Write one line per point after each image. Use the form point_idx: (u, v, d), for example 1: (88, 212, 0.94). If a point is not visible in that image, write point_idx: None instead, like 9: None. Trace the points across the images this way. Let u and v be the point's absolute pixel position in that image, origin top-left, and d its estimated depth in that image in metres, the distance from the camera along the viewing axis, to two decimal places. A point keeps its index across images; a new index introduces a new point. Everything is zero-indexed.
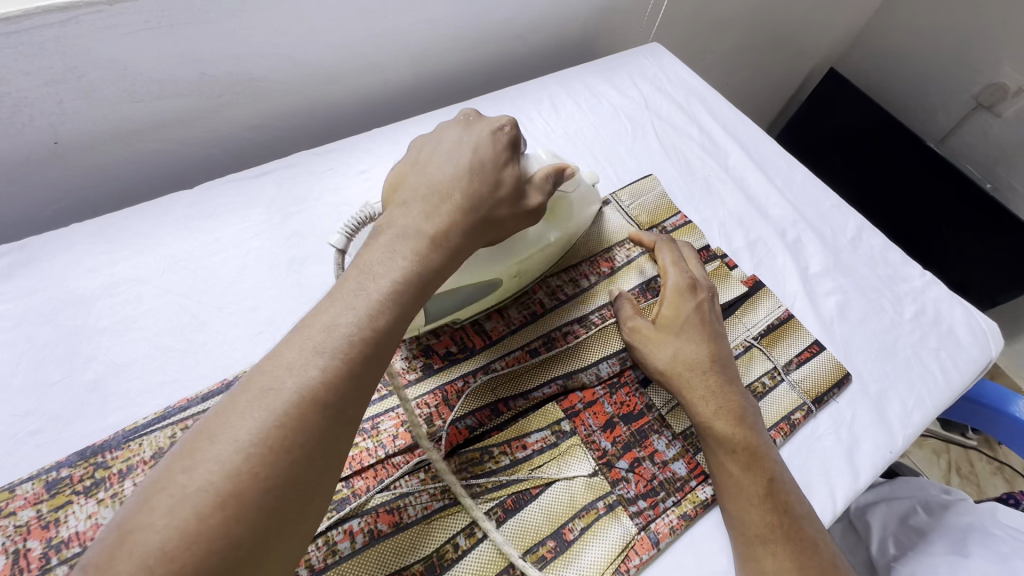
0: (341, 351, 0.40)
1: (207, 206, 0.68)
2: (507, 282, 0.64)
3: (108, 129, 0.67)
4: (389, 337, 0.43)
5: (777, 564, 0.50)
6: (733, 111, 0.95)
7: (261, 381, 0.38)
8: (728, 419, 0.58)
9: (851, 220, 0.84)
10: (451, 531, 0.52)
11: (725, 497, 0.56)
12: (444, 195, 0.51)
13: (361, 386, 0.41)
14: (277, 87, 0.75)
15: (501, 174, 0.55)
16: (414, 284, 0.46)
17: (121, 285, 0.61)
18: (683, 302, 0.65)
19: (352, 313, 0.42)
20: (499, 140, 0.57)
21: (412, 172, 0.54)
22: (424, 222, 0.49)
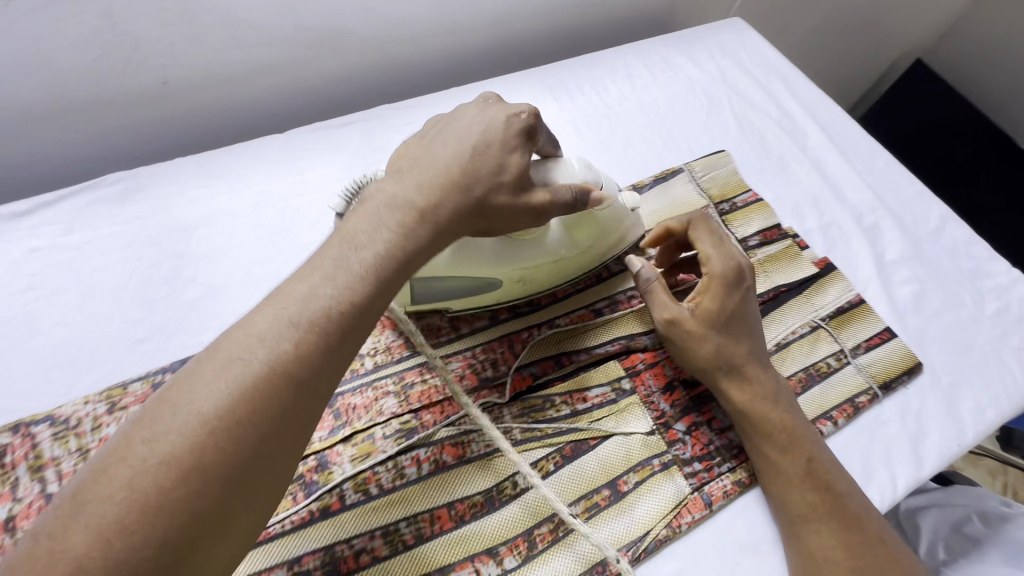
0: (313, 324, 0.38)
1: (295, 151, 0.72)
2: (511, 285, 0.61)
3: (211, 73, 0.72)
4: (369, 310, 0.40)
5: (817, 541, 0.51)
6: (816, 92, 0.92)
7: (227, 350, 0.36)
8: (766, 401, 0.57)
9: (935, 210, 0.80)
10: (511, 470, 0.55)
11: (765, 477, 0.56)
12: (439, 177, 0.46)
13: (335, 361, 0.39)
14: (364, 42, 0.78)
15: (507, 159, 0.49)
16: (400, 257, 0.42)
17: (218, 217, 0.66)
18: (724, 294, 0.60)
19: (330, 284, 0.39)
20: (513, 126, 0.50)
21: (417, 149, 0.49)
22: (416, 200, 0.44)
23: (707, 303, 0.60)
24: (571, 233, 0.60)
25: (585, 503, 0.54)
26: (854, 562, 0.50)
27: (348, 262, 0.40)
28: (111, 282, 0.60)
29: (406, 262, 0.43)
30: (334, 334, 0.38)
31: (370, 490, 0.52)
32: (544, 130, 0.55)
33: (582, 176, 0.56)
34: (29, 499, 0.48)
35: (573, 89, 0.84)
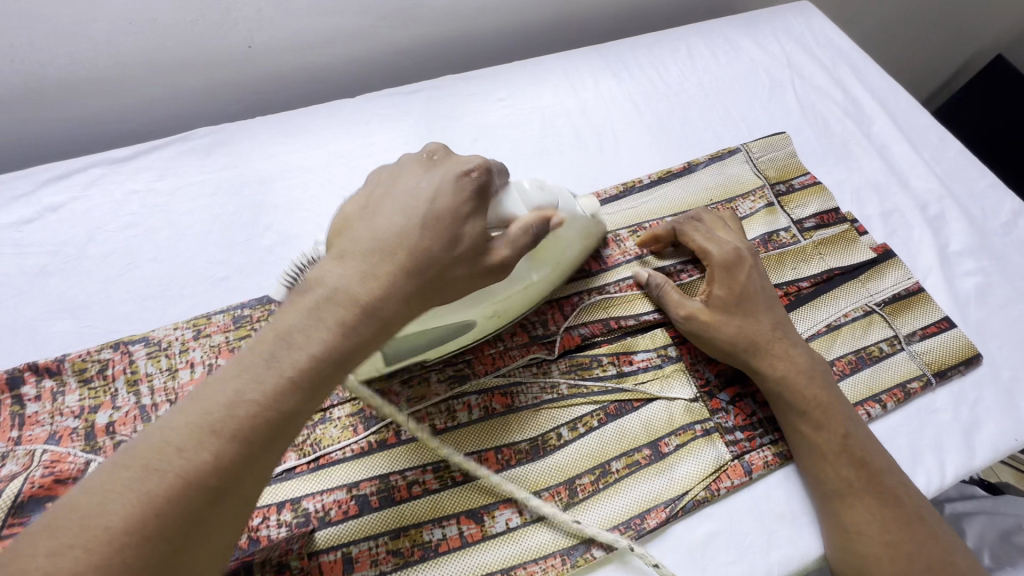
0: (236, 432, 0.37)
1: (366, 114, 0.76)
2: (484, 322, 0.56)
3: (291, 39, 0.76)
4: (297, 414, 0.40)
5: (855, 518, 0.52)
6: (885, 77, 0.89)
7: (146, 455, 0.36)
8: (802, 376, 0.57)
9: (1007, 203, 0.77)
10: (556, 422, 0.57)
11: (800, 453, 0.56)
12: (384, 256, 0.43)
13: (258, 468, 0.39)
14: (434, 14, 0.81)
15: (460, 229, 0.46)
16: (335, 357, 0.41)
17: (294, 172, 0.71)
18: (730, 277, 0.61)
19: (258, 387, 0.38)
20: (463, 187, 0.47)
21: (360, 217, 0.46)
22: (357, 285, 0.42)
23: (718, 288, 0.61)
24: (535, 256, 0.56)
25: (626, 460, 0.56)
26: (891, 538, 0.50)
27: (276, 364, 0.39)
28: (198, 225, 0.66)
29: (341, 365, 0.41)
30: (259, 441, 0.38)
31: (424, 428, 0.56)
32: (494, 168, 0.50)
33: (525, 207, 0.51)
34: (126, 408, 0.54)
35: (634, 67, 0.85)
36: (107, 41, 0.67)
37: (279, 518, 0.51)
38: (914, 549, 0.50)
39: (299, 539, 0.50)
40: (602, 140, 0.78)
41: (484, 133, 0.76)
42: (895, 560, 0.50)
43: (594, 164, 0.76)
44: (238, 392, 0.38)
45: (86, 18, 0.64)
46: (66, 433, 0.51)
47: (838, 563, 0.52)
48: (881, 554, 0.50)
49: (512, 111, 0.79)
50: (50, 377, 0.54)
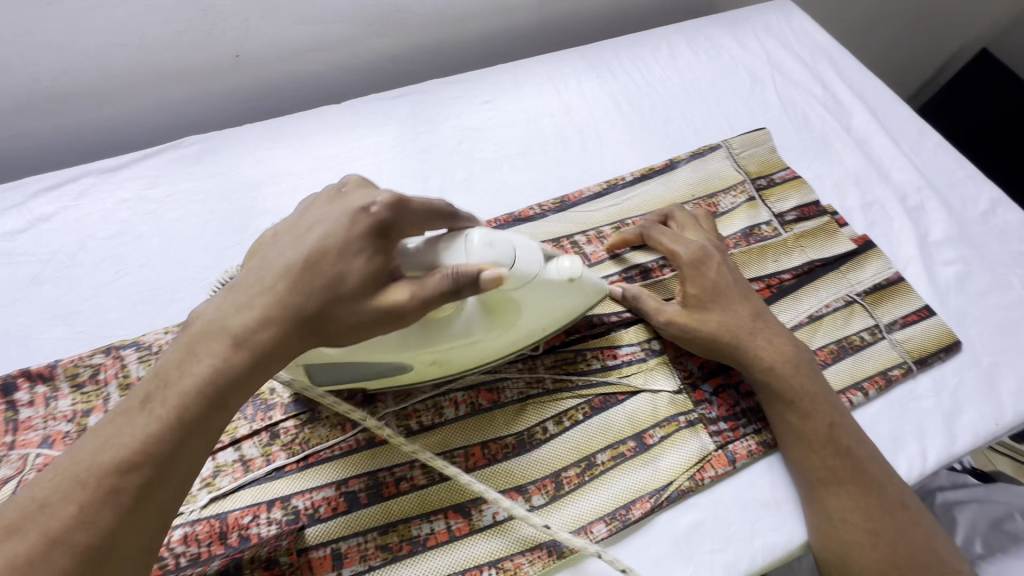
0: (103, 480, 0.35)
1: (353, 119, 0.77)
2: (423, 367, 0.53)
3: (278, 47, 0.78)
4: (178, 453, 0.37)
5: (839, 506, 0.52)
6: (865, 73, 0.90)
7: (5, 520, 0.33)
8: (788, 366, 0.58)
9: (986, 192, 0.79)
10: (542, 416, 0.58)
11: (785, 439, 0.57)
12: (264, 290, 0.40)
13: (139, 521, 0.36)
14: (418, 20, 0.82)
15: (348, 264, 0.42)
16: (211, 394, 0.38)
17: (282, 177, 0.72)
18: (704, 274, 0.61)
19: (129, 432, 0.36)
20: (358, 222, 0.43)
21: (265, 244, 0.44)
22: (233, 317, 0.40)
23: (692, 285, 0.61)
24: (486, 316, 0.51)
25: (611, 452, 0.57)
26: (874, 525, 0.51)
27: (151, 407, 0.37)
28: (188, 231, 0.67)
29: (220, 401, 0.39)
30: (136, 487, 0.35)
31: (410, 425, 0.56)
32: (418, 206, 0.45)
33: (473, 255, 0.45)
34: None
35: (616, 67, 0.86)
36: (96, 53, 0.69)
37: (269, 516, 0.51)
38: (896, 535, 0.51)
39: (288, 535, 0.50)
40: (585, 140, 0.79)
41: (468, 136, 0.78)
42: (877, 546, 0.51)
43: (578, 163, 0.78)
44: (108, 436, 0.36)
45: (75, 31, 0.66)
46: (59, 437, 0.52)
47: (821, 549, 0.53)
48: (863, 540, 0.51)
49: (497, 114, 0.80)
50: (44, 383, 0.55)
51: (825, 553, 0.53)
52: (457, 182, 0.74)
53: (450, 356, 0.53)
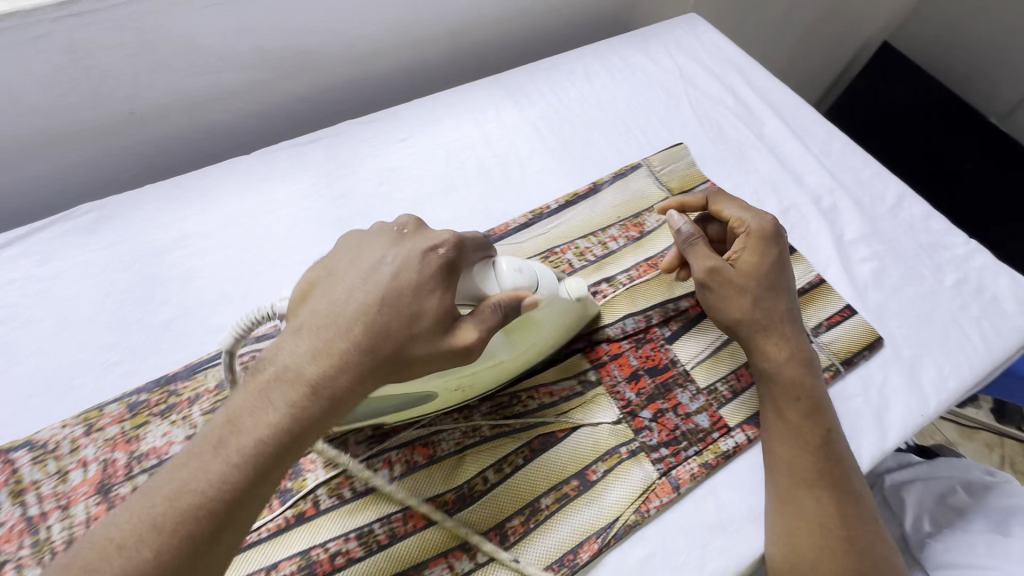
0: (179, 524, 0.36)
1: (263, 170, 0.74)
2: (447, 394, 0.55)
3: (176, 99, 0.74)
4: (247, 497, 0.39)
5: (819, 507, 0.52)
6: (772, 80, 0.94)
7: (88, 558, 0.35)
8: (798, 369, 0.59)
9: (892, 187, 0.82)
10: (481, 466, 0.56)
11: (781, 438, 0.57)
12: (339, 334, 0.42)
13: (206, 564, 0.37)
14: (325, 60, 0.81)
15: (423, 305, 0.44)
16: (285, 439, 0.40)
17: (189, 239, 0.68)
18: (764, 250, 0.63)
19: (204, 477, 0.38)
20: (429, 265, 0.45)
21: (322, 287, 0.46)
22: (308, 363, 0.42)
23: (749, 253, 0.63)
24: (510, 336, 0.54)
25: (554, 494, 0.55)
26: (847, 532, 0.52)
27: (224, 451, 0.39)
28: (86, 308, 0.62)
29: (291, 446, 0.40)
30: (205, 531, 0.37)
31: (344, 494, 0.54)
32: (468, 237, 0.49)
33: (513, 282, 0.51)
34: (11, 523, 0.49)
35: (533, 93, 0.87)
36: None
37: None
38: (865, 545, 0.51)
39: None
40: (508, 170, 0.79)
41: (387, 176, 0.76)
42: (844, 551, 0.51)
43: (503, 193, 0.77)
44: (184, 482, 0.38)
45: None
46: None
47: (780, 553, 0.52)
48: (833, 544, 0.51)
49: (414, 151, 0.78)
50: None
51: (787, 557, 0.52)
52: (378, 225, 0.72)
53: (477, 379, 0.55)
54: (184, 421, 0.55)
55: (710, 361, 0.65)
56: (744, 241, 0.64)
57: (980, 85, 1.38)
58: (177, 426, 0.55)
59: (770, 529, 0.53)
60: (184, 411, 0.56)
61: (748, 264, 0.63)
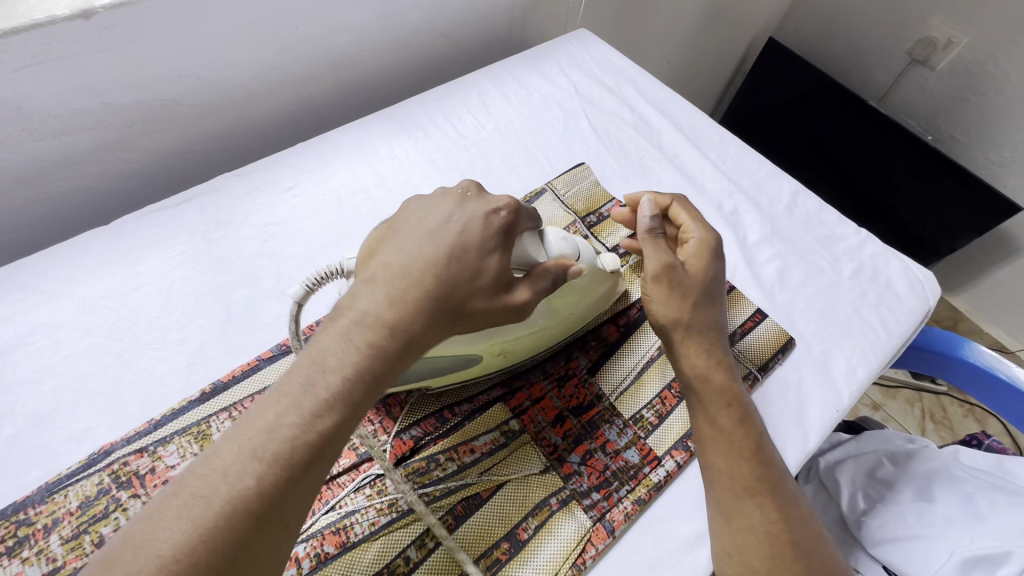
0: (278, 456, 0.37)
1: (126, 240, 0.66)
2: (489, 358, 0.58)
3: (12, 171, 0.65)
4: (337, 434, 0.39)
5: (763, 517, 0.50)
6: (664, 89, 0.95)
7: (194, 485, 0.35)
8: (723, 375, 0.58)
9: (786, 185, 0.85)
10: (401, 546, 0.51)
11: (716, 449, 0.54)
12: (411, 283, 0.44)
13: (301, 494, 0.38)
14: (193, 111, 0.74)
15: (483, 262, 0.46)
16: (368, 377, 0.41)
17: (38, 332, 0.59)
18: (710, 261, 0.62)
19: (296, 413, 0.38)
20: (491, 224, 0.47)
21: (388, 240, 0.47)
22: (385, 308, 0.43)
23: (697, 263, 0.62)
24: (550, 305, 0.57)
25: (485, 562, 0.51)
26: (790, 537, 0.50)
27: (313, 388, 0.39)
28: None
29: (376, 381, 0.41)
30: (302, 463, 0.37)
31: None
32: (524, 210, 0.51)
33: (557, 249, 0.53)
34: None
35: (427, 124, 0.83)
36: None
37: None
38: (808, 548, 0.50)
39: None
40: None
41: (274, 231, 0.70)
42: (795, 559, 0.49)
43: None
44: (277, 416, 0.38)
45: None
46: None
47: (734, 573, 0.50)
48: (783, 552, 0.49)
49: (302, 200, 0.73)
50: None
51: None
52: (267, 287, 0.65)
53: (518, 345, 0.58)
54: (41, 557, 0.47)
55: (634, 387, 0.64)
56: (700, 239, 0.63)
57: (857, 73, 1.53)
58: (30, 564, 0.47)
59: (720, 548, 0.51)
60: (39, 543, 0.48)
61: (696, 266, 0.62)
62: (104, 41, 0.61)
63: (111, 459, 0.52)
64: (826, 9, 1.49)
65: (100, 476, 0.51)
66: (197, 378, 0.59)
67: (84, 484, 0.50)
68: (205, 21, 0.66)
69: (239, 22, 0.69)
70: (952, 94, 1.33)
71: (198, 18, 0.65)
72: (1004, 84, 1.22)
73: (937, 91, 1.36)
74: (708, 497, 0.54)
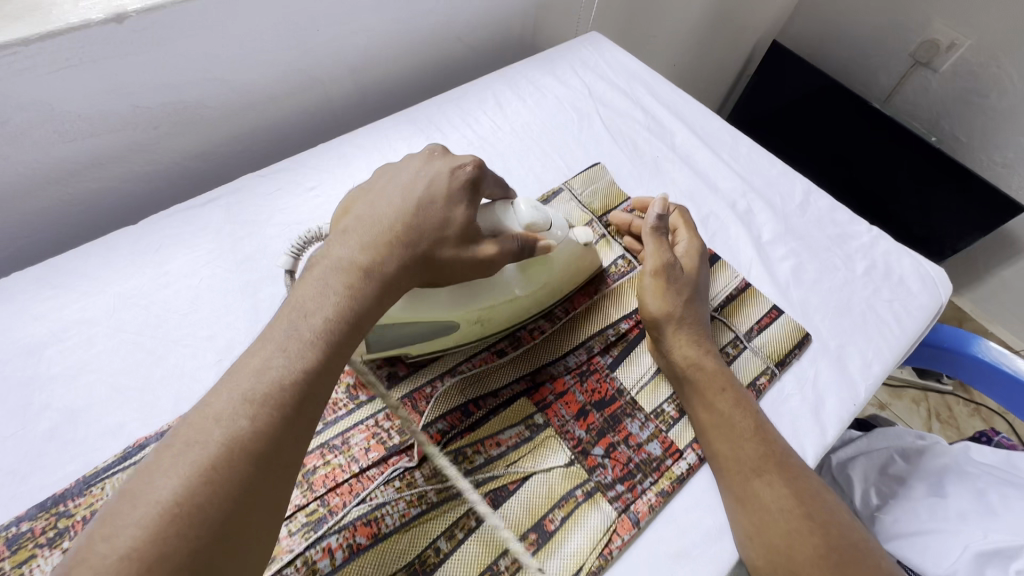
0: (268, 395, 0.40)
1: (154, 239, 0.67)
2: (467, 326, 0.61)
3: (42, 172, 0.66)
4: (317, 374, 0.42)
5: (775, 493, 0.51)
6: (676, 91, 0.96)
7: (187, 435, 0.37)
8: (713, 363, 0.61)
9: (798, 184, 0.87)
10: (432, 536, 0.52)
11: (715, 434, 0.57)
12: (383, 231, 0.50)
13: (295, 437, 0.40)
14: (217, 113, 0.76)
15: (452, 213, 0.54)
16: (349, 319, 0.45)
17: (71, 329, 0.60)
18: (698, 260, 0.69)
19: (280, 356, 0.41)
20: (457, 178, 0.55)
21: (361, 199, 0.54)
22: (359, 254, 0.48)
23: (687, 261, 0.68)
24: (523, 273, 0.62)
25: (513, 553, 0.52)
26: (804, 509, 0.50)
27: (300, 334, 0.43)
28: None
29: (355, 325, 0.46)
30: (290, 407, 0.40)
31: None
32: (490, 174, 0.59)
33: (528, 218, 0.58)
34: None
35: (445, 126, 0.84)
36: None
37: None
38: (827, 520, 0.50)
39: None
40: None
41: (297, 231, 0.71)
42: (813, 531, 0.48)
43: None
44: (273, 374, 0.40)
45: None
46: None
47: (762, 557, 0.49)
48: (800, 526, 0.49)
49: (324, 199, 0.74)
50: None
51: (769, 559, 0.49)
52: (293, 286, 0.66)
53: (494, 313, 0.62)
54: None
55: (654, 382, 0.65)
56: (688, 242, 0.70)
57: (860, 75, 1.54)
58: None
59: (741, 534, 0.51)
60: (79, 534, 0.48)
61: (688, 265, 0.68)
62: (135, 44, 0.63)
63: (145, 452, 0.53)
64: (830, 12, 1.51)
65: (135, 469, 0.52)
66: (227, 374, 0.60)
67: (120, 477, 0.51)
68: (231, 24, 0.68)
69: (264, 25, 0.70)
70: (957, 95, 1.34)
71: (224, 21, 0.67)
72: (1008, 84, 1.23)
73: (942, 92, 1.37)
74: (721, 486, 0.55)
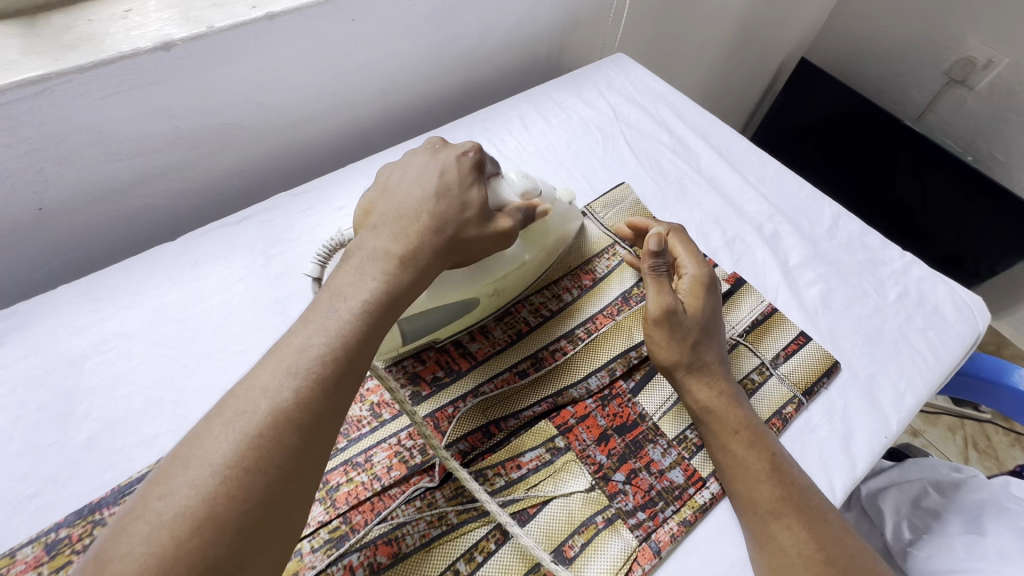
0: (310, 371, 0.40)
1: (190, 256, 0.70)
2: (486, 300, 0.65)
3: (89, 191, 0.69)
4: (362, 350, 0.44)
5: (793, 537, 0.50)
6: (703, 113, 0.96)
7: (236, 405, 0.39)
8: (726, 402, 0.60)
9: (827, 208, 0.85)
10: (451, 557, 0.52)
11: (731, 477, 0.56)
12: (411, 219, 0.52)
13: (334, 411, 0.41)
14: (254, 133, 0.79)
15: (468, 195, 0.56)
16: (385, 301, 0.47)
17: (111, 341, 0.62)
18: (702, 295, 0.66)
19: (322, 333, 0.42)
20: (464, 163, 0.57)
21: (379, 199, 0.55)
22: (391, 243, 0.50)
23: (690, 301, 0.66)
24: (528, 239, 0.66)
25: None
26: (825, 556, 0.48)
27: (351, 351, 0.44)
28: None
29: (389, 306, 0.47)
30: (330, 380, 0.41)
31: None
32: (488, 158, 0.61)
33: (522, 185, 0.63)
34: None
35: None
36: None
37: None
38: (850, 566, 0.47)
39: None
40: None
41: None
42: None
43: None
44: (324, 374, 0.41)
45: None
46: None
47: None
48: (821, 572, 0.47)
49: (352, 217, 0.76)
50: None
51: None
52: None
53: (509, 282, 0.66)
54: None
55: (677, 408, 0.64)
56: (692, 272, 0.68)
57: (891, 93, 1.51)
58: None
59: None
60: None
61: (693, 302, 0.66)
62: (180, 70, 0.66)
63: None
64: (860, 31, 1.49)
65: None
66: None
67: None
68: (270, 51, 0.71)
69: (301, 51, 0.73)
70: (993, 113, 1.31)
71: (264, 49, 0.70)
72: None
73: (977, 110, 1.34)
74: (743, 527, 0.55)
